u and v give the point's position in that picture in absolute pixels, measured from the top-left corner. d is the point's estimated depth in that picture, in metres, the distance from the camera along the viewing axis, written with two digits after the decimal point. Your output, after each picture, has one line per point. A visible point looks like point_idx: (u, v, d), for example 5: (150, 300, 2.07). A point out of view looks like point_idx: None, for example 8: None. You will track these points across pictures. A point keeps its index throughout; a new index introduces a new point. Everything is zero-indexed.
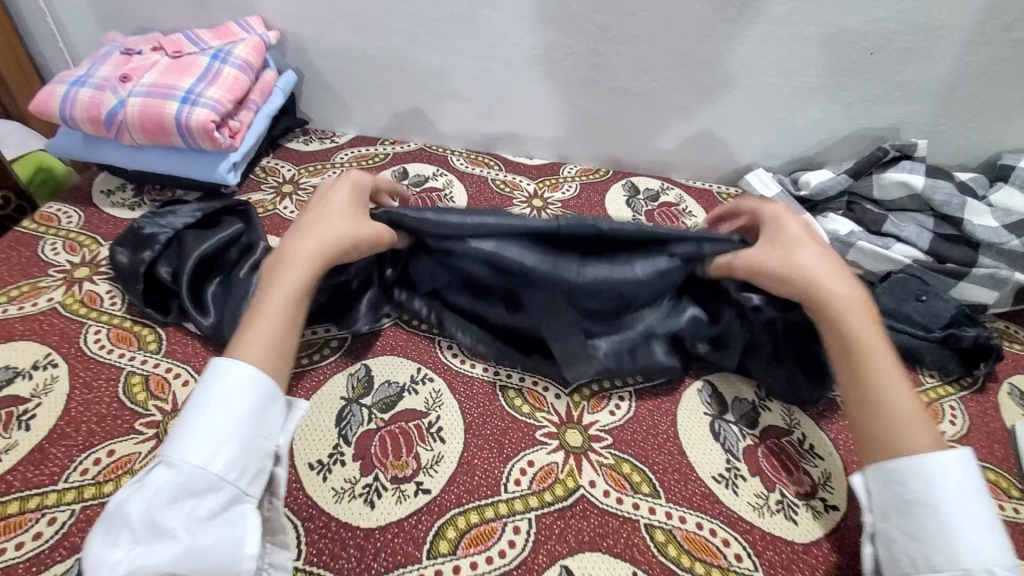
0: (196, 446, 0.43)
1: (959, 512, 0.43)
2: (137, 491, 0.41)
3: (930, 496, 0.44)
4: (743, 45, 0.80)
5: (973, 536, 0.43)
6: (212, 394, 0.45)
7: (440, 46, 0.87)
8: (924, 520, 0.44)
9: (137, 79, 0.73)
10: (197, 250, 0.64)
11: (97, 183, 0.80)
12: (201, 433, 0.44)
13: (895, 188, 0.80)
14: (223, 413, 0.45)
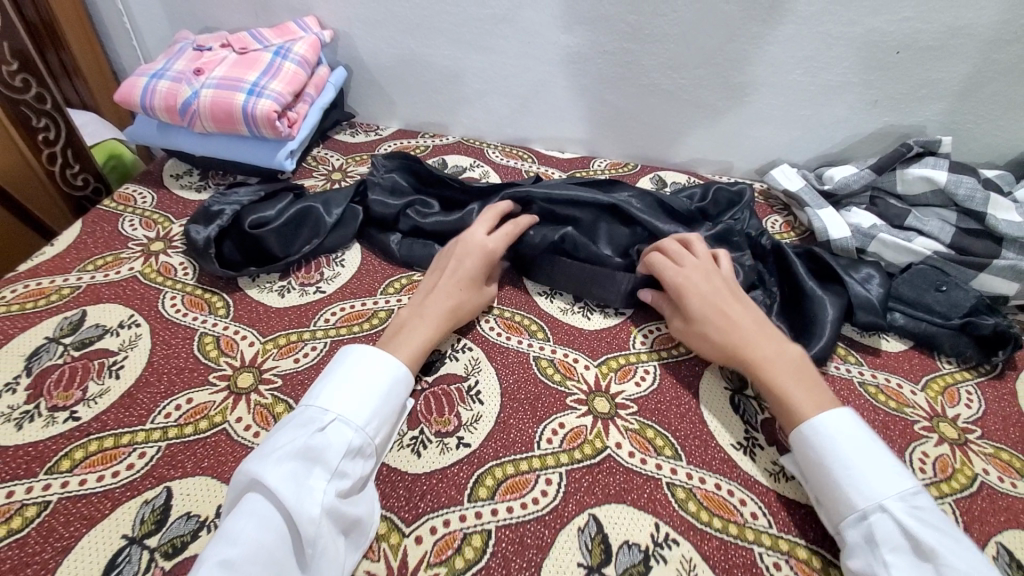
0: (359, 410, 0.52)
1: (851, 463, 0.51)
2: (324, 441, 0.50)
3: (821, 454, 0.52)
4: (771, 44, 0.83)
5: (864, 480, 0.50)
6: (360, 367, 0.55)
7: (481, 44, 0.92)
8: (822, 478, 0.52)
9: (209, 73, 0.80)
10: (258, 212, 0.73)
11: (167, 168, 0.88)
12: (367, 401, 0.53)
13: (919, 183, 0.82)
14: (386, 390, 0.54)
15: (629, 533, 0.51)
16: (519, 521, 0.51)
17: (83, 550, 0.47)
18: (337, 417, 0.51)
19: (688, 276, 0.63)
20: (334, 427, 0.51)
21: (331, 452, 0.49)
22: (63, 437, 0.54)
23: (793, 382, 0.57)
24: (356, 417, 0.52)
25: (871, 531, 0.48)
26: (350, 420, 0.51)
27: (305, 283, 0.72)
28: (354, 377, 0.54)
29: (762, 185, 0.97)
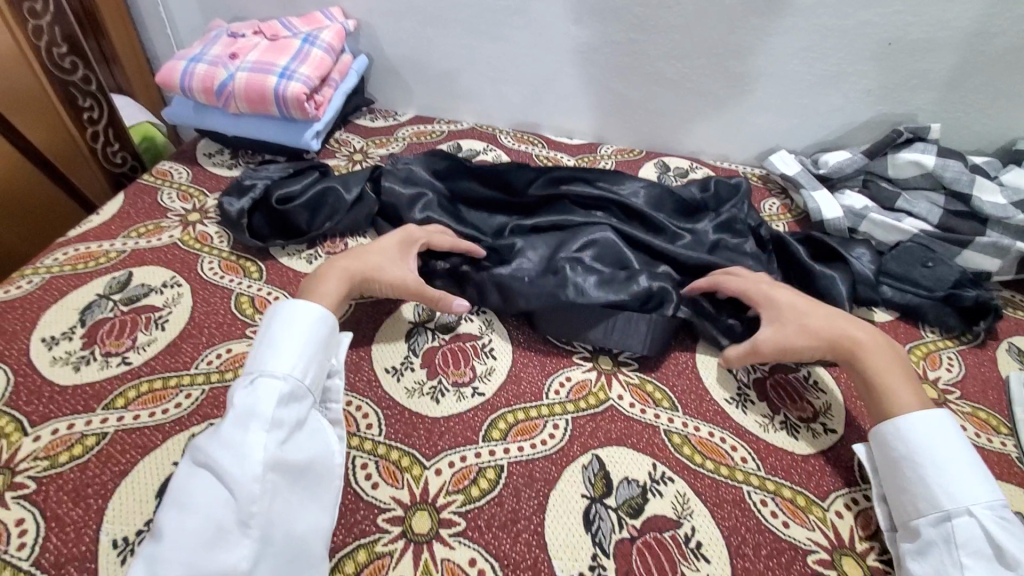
0: (287, 362, 0.53)
1: (942, 464, 0.50)
2: (254, 398, 0.50)
3: (911, 452, 0.52)
4: (769, 35, 0.88)
5: (953, 484, 0.49)
6: (284, 325, 0.56)
7: (495, 34, 0.98)
8: (907, 475, 0.51)
9: (243, 57, 0.86)
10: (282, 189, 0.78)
11: (200, 147, 0.94)
12: (294, 355, 0.54)
13: (908, 167, 0.87)
14: (305, 339, 0.55)
15: (628, 470, 0.56)
16: (529, 458, 0.56)
17: (140, 474, 0.52)
18: (266, 374, 0.52)
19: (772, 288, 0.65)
20: (268, 383, 0.51)
21: (262, 406, 0.50)
22: (117, 379, 0.60)
23: (889, 376, 0.56)
24: (285, 368, 0.53)
25: (951, 531, 0.47)
26: (276, 372, 0.52)
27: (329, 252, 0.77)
28: (281, 338, 0.55)
29: (761, 171, 1.02)
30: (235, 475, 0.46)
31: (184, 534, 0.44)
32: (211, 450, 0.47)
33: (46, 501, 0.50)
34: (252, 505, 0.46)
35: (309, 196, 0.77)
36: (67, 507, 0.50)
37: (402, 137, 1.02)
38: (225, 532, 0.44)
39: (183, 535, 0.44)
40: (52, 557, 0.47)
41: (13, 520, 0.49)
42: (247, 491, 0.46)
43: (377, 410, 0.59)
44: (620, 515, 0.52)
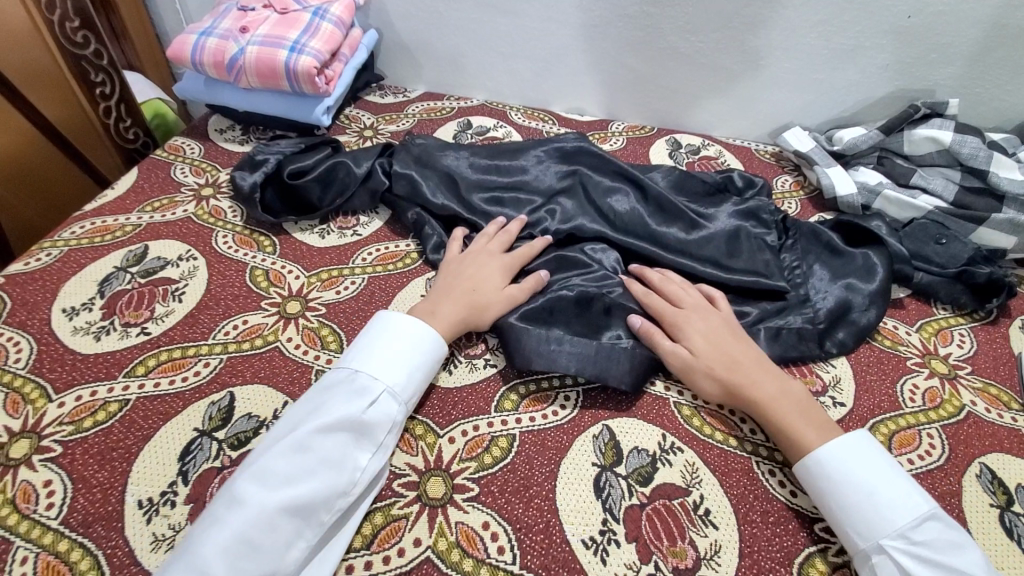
0: (398, 383, 0.54)
1: (850, 500, 0.50)
2: (373, 410, 0.52)
3: (821, 497, 0.51)
4: (786, 7, 0.87)
5: (861, 517, 0.49)
6: (409, 337, 0.57)
7: (506, 7, 0.96)
8: (826, 516, 0.51)
9: (254, 31, 0.85)
10: (294, 165, 0.78)
11: (212, 123, 0.94)
12: (405, 373, 0.55)
13: (924, 143, 0.86)
14: (417, 358, 0.56)
15: (638, 441, 0.57)
16: (540, 427, 0.57)
17: (161, 439, 0.54)
18: (379, 387, 0.53)
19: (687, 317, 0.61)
20: (376, 398, 0.53)
21: (379, 426, 0.52)
22: (137, 348, 0.61)
23: (800, 419, 0.54)
24: (398, 389, 0.54)
25: (873, 569, 0.47)
26: (397, 393, 0.54)
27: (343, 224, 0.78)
28: (389, 346, 0.56)
29: (775, 149, 1.01)
30: (331, 488, 0.48)
31: (256, 517, 0.45)
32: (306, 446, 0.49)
33: (73, 464, 0.52)
34: (324, 513, 0.48)
35: (321, 169, 0.78)
36: (93, 469, 0.51)
37: (412, 114, 1.02)
38: (299, 529, 0.46)
39: (265, 516, 0.45)
40: (80, 516, 0.49)
41: (41, 481, 0.50)
42: (330, 500, 0.48)
43: None
44: (630, 483, 0.53)
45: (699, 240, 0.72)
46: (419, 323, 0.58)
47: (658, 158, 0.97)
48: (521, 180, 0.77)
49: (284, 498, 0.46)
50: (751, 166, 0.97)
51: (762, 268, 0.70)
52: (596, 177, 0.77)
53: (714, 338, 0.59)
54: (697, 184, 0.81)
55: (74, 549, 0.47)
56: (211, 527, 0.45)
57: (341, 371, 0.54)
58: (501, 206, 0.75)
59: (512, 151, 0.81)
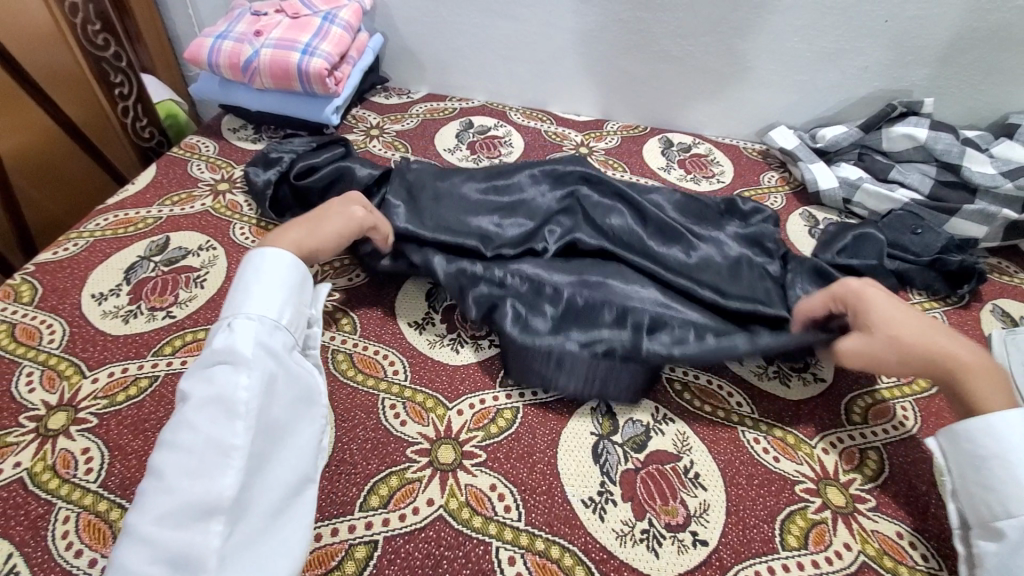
0: (267, 307, 0.54)
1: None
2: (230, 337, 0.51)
3: (998, 452, 0.49)
4: (770, 13, 0.92)
5: None
6: (250, 276, 0.56)
7: (506, 13, 1.01)
8: (991, 473, 0.48)
9: (267, 34, 0.89)
10: (303, 159, 0.79)
11: (225, 123, 0.98)
12: (253, 298, 0.54)
13: (901, 141, 0.91)
14: (272, 282, 0.56)
15: (633, 412, 0.61)
16: (542, 400, 0.61)
17: None
18: (246, 317, 0.52)
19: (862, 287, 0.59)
20: (245, 325, 0.52)
21: (240, 343, 0.50)
22: (164, 330, 0.65)
23: (985, 385, 0.52)
24: (261, 312, 0.53)
25: None
26: (251, 315, 0.53)
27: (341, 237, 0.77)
28: (242, 287, 0.55)
29: (762, 147, 1.06)
30: (222, 411, 0.46)
31: (167, 471, 0.44)
32: (193, 390, 0.48)
33: (108, 434, 0.55)
34: (229, 438, 0.45)
35: (326, 171, 0.78)
36: (128, 438, 0.55)
37: (416, 114, 1.06)
38: (219, 459, 0.44)
39: (166, 475, 0.44)
40: (118, 479, 0.53)
41: (79, 449, 0.54)
42: (227, 425, 0.46)
43: (403, 358, 0.65)
44: (626, 449, 0.58)
45: (699, 259, 0.71)
46: (263, 255, 0.57)
47: (651, 155, 1.02)
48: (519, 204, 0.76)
49: (183, 440, 0.45)
50: (738, 162, 1.02)
51: (763, 294, 0.68)
52: (597, 200, 0.76)
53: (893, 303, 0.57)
54: (701, 206, 0.81)
55: (113, 508, 0.51)
56: (138, 498, 0.43)
57: (217, 321, 0.54)
58: (500, 226, 0.73)
59: (509, 173, 0.79)
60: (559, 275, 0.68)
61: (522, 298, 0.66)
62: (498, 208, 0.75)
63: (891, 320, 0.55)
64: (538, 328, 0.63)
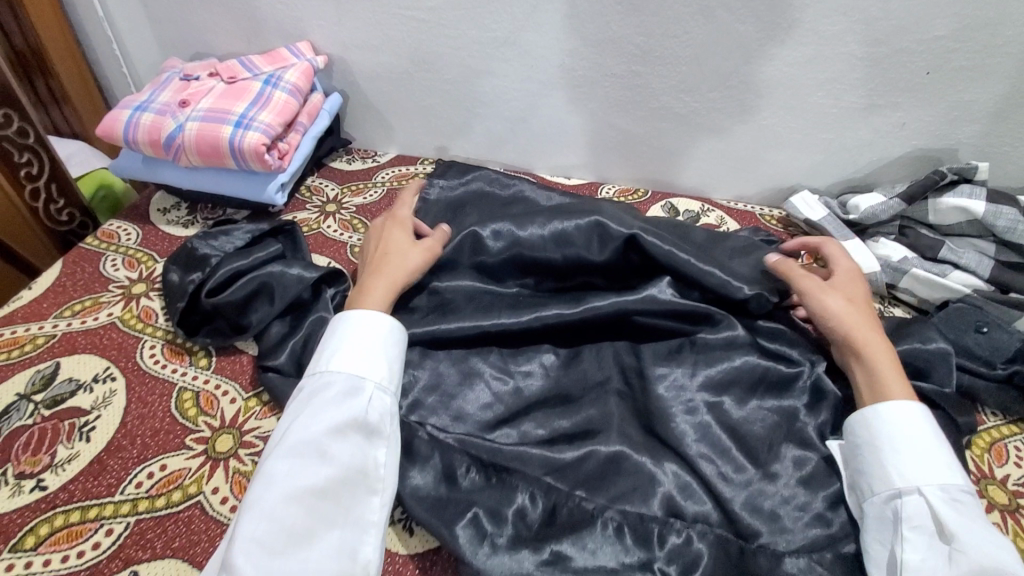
0: (390, 376, 0.58)
1: (902, 446, 0.52)
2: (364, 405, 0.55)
3: (873, 436, 0.54)
4: (788, 65, 0.78)
5: (907, 464, 0.52)
6: (364, 337, 0.59)
7: (481, 67, 0.87)
8: (866, 454, 0.54)
9: (195, 104, 0.76)
10: (230, 265, 0.66)
11: (155, 202, 0.84)
12: (380, 359, 0.58)
13: (952, 214, 0.77)
14: (391, 349, 0.60)
15: None
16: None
17: None
18: (378, 387, 0.57)
19: (825, 294, 0.63)
20: (379, 394, 0.56)
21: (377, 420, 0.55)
22: (30, 510, 0.51)
23: (892, 372, 0.57)
24: (388, 383, 0.58)
25: (900, 506, 0.50)
26: (385, 386, 0.57)
27: (280, 351, 0.62)
28: (352, 337, 0.59)
29: (781, 213, 0.92)
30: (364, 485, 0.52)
31: (292, 497, 0.48)
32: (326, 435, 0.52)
33: None
34: (372, 515, 0.51)
35: (252, 281, 0.65)
36: None
37: (381, 181, 0.92)
38: (359, 530, 0.50)
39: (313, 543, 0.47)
40: None
41: None
42: (368, 501, 0.51)
43: None
44: None
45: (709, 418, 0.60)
46: (371, 316, 0.60)
47: None
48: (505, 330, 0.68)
49: (312, 479, 0.49)
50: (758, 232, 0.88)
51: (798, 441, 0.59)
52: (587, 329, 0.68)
53: (852, 304, 0.62)
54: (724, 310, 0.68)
55: None
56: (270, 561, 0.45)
57: (334, 378, 0.56)
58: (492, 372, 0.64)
59: (507, 203, 0.80)
60: (541, 448, 0.57)
61: (490, 500, 0.54)
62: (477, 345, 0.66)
63: (833, 311, 0.61)
64: (514, 543, 0.52)
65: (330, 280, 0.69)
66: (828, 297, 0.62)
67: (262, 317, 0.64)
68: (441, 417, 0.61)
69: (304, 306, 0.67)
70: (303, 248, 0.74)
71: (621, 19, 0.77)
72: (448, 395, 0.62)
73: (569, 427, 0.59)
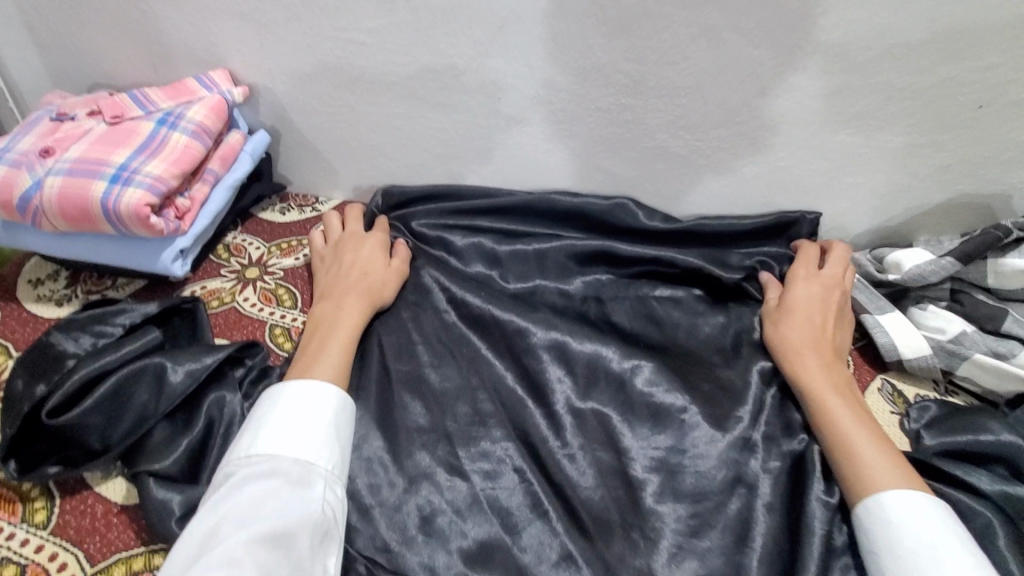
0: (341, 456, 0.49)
1: (902, 549, 0.44)
2: (309, 496, 0.45)
3: (869, 542, 0.46)
4: (812, 97, 0.63)
5: (914, 571, 0.43)
6: (308, 404, 0.50)
7: (437, 100, 0.71)
8: (868, 565, 0.46)
9: (61, 153, 0.59)
10: (89, 370, 0.49)
11: (26, 270, 0.66)
12: (334, 441, 0.49)
13: (1017, 277, 0.63)
14: (340, 432, 0.50)
15: None
16: None
17: None
18: (326, 470, 0.47)
19: (785, 339, 0.59)
20: (328, 479, 0.47)
21: (322, 513, 0.45)
22: None
23: (862, 443, 0.50)
24: (339, 466, 0.48)
25: None
26: (335, 471, 0.48)
27: (170, 449, 0.49)
28: (297, 413, 0.49)
29: None
30: None
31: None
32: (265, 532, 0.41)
33: None
34: None
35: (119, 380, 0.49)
36: None
37: None
38: None
39: None
40: None
41: None
42: None
43: None
44: None
45: (718, 567, 0.47)
46: (314, 385, 0.51)
47: None
48: (462, 405, 0.56)
49: None
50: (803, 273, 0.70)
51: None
52: (563, 408, 0.55)
53: (803, 341, 0.58)
54: (725, 400, 0.56)
55: None
56: None
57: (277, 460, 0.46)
58: (452, 519, 0.49)
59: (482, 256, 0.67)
60: None
61: None
62: (418, 475, 0.51)
63: (788, 355, 0.58)
64: None
65: (242, 353, 0.55)
66: (786, 336, 0.59)
67: (131, 424, 0.49)
68: (380, 539, 0.48)
69: (196, 395, 0.52)
70: (206, 331, 0.58)
71: (606, 42, 0.62)
72: (389, 513, 0.49)
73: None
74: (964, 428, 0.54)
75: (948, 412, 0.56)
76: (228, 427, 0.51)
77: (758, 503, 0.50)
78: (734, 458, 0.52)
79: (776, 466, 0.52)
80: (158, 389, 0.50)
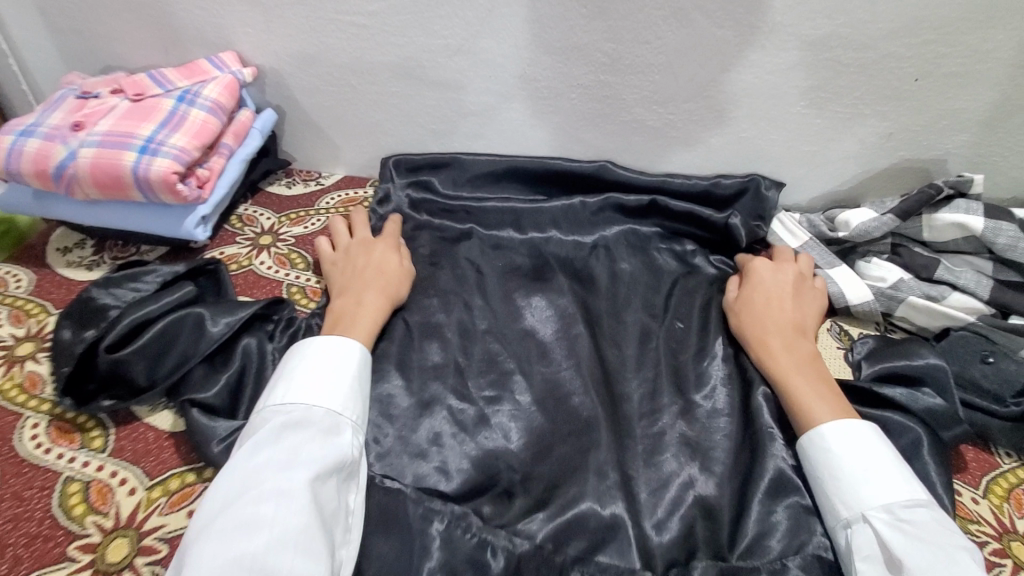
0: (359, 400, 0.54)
1: (841, 472, 0.50)
2: (338, 438, 0.50)
3: (814, 467, 0.52)
4: (771, 72, 0.71)
5: (852, 487, 0.49)
6: (329, 355, 0.55)
7: (433, 78, 0.77)
8: (813, 485, 0.52)
9: (91, 127, 0.65)
10: (134, 317, 0.55)
11: (55, 239, 0.72)
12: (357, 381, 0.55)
13: (949, 230, 0.71)
14: (363, 374, 0.56)
15: None
16: None
17: None
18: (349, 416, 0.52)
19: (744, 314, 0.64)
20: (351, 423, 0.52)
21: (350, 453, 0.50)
22: None
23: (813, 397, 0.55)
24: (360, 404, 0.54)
25: (849, 538, 0.48)
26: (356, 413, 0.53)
27: (211, 384, 0.55)
28: (321, 364, 0.54)
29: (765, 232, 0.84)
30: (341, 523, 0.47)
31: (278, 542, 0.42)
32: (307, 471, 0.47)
33: None
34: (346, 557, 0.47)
35: (161, 327, 0.55)
36: None
37: (325, 208, 0.81)
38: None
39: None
40: None
41: None
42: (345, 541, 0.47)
43: None
44: None
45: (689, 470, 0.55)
46: (339, 340, 0.57)
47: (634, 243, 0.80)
48: (467, 348, 0.63)
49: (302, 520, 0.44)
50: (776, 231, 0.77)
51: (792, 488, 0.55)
52: (553, 348, 0.63)
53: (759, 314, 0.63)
54: (691, 341, 0.65)
55: None
56: None
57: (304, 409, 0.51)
58: (460, 438, 0.57)
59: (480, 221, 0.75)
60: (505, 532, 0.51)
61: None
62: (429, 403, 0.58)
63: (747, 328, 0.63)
64: None
65: (270, 309, 0.61)
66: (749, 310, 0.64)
67: (173, 366, 0.56)
68: (397, 456, 0.55)
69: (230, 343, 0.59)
70: (230, 289, 0.64)
71: (586, 23, 0.69)
72: (404, 436, 0.56)
73: (540, 485, 0.54)
74: (898, 353, 0.63)
75: (883, 344, 0.65)
76: (259, 368, 0.57)
77: (720, 421, 0.59)
78: (695, 383, 0.61)
79: (736, 392, 0.61)
80: (196, 336, 0.57)
